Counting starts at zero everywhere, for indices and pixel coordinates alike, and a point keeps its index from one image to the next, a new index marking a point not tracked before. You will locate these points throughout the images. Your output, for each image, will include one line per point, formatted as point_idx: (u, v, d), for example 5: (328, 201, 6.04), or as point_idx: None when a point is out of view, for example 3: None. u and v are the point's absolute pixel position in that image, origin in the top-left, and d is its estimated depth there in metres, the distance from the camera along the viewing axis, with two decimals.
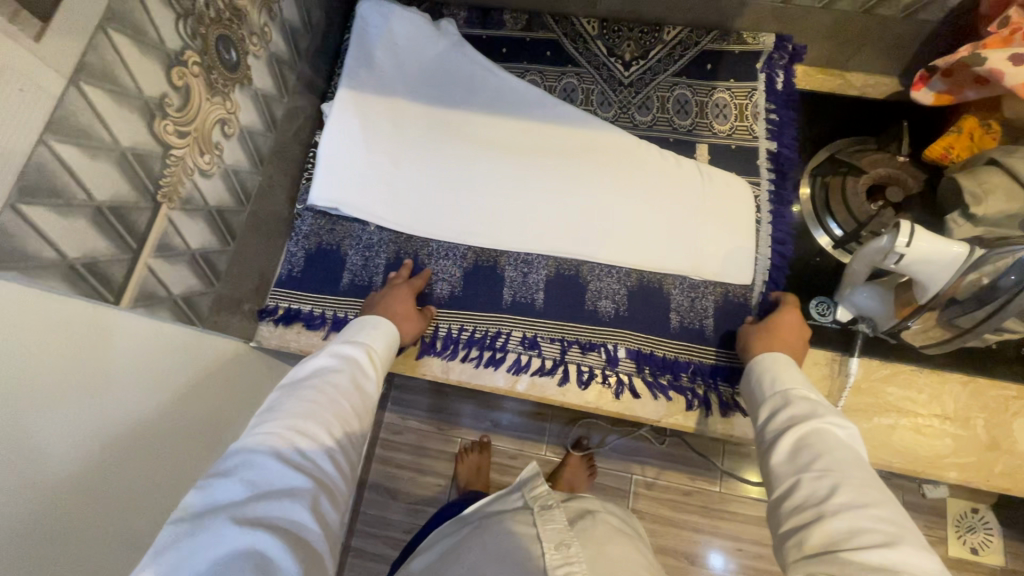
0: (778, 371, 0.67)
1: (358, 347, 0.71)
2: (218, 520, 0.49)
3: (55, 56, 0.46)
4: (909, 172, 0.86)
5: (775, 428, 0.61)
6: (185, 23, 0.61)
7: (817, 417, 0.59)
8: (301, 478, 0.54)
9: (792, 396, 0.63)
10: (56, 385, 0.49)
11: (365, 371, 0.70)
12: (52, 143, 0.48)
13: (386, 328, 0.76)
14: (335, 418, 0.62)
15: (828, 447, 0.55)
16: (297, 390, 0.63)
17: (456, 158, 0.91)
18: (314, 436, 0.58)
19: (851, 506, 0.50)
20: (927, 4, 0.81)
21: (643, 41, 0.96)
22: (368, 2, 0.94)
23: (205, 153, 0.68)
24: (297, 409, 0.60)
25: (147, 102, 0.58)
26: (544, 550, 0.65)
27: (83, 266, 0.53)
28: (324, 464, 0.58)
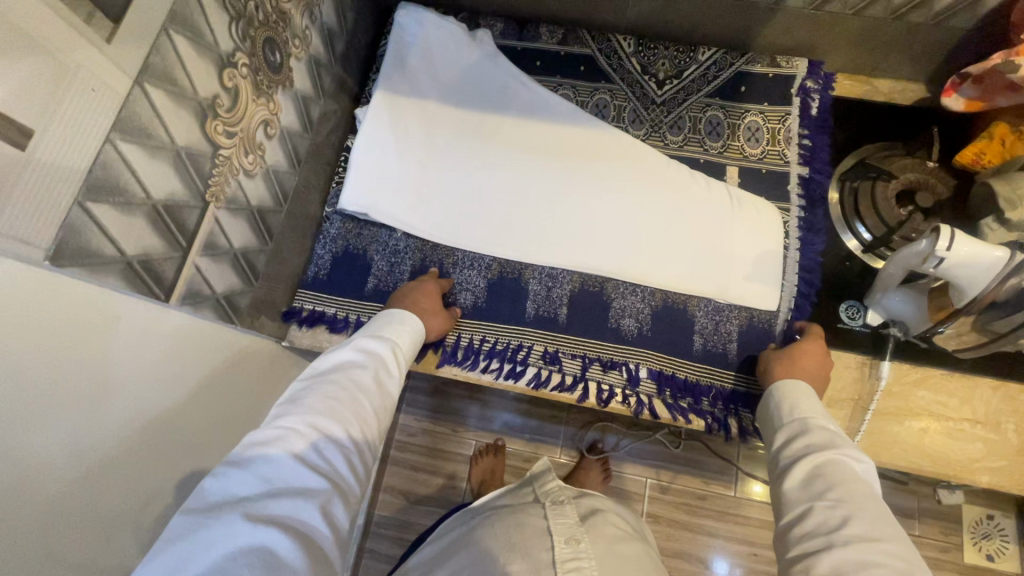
0: (797, 398, 0.67)
1: (381, 345, 0.71)
2: (231, 514, 0.47)
3: (123, 58, 0.47)
4: (938, 178, 0.86)
5: (790, 454, 0.61)
6: (237, 26, 0.62)
7: (834, 446, 0.59)
8: (314, 478, 0.53)
9: (811, 424, 0.63)
10: (100, 372, 0.50)
11: (386, 367, 0.69)
12: (118, 142, 0.49)
13: (408, 327, 0.76)
14: (355, 417, 0.61)
15: (846, 474, 0.55)
16: (319, 383, 0.62)
17: (483, 172, 0.92)
18: (333, 433, 0.57)
19: (862, 539, 0.50)
20: (959, 11, 0.82)
21: (677, 61, 0.97)
22: (406, 11, 0.96)
23: (249, 154, 0.69)
24: (319, 404, 0.59)
25: (201, 103, 0.58)
26: (555, 543, 0.65)
27: (140, 264, 0.54)
28: (340, 464, 0.56)
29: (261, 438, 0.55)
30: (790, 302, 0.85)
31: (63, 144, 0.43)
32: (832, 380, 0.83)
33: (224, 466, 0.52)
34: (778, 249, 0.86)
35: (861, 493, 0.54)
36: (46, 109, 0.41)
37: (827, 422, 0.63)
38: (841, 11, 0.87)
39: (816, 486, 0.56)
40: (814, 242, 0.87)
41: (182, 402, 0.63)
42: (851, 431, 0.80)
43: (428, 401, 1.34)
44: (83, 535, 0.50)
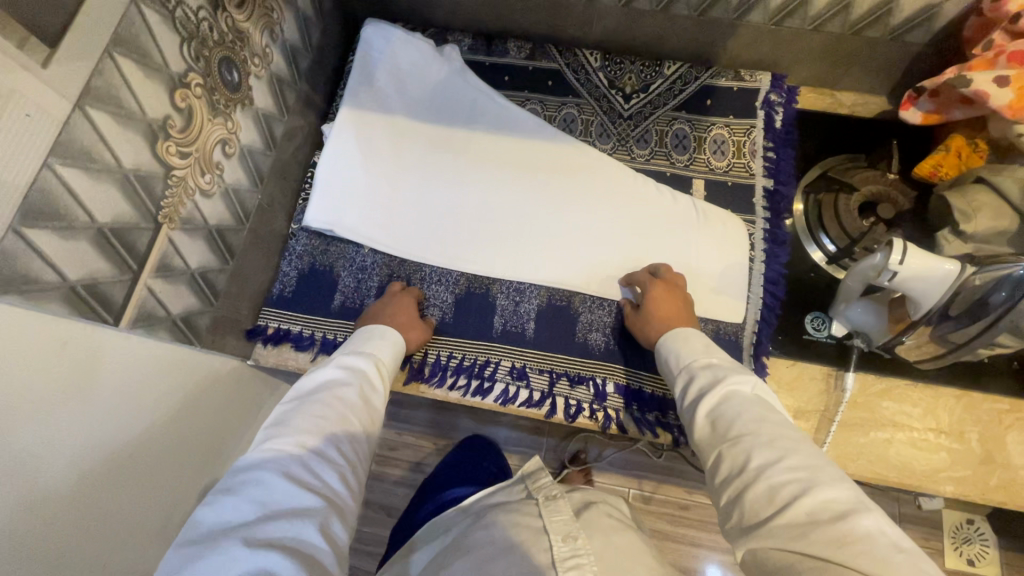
0: (682, 342, 0.71)
1: (364, 360, 0.70)
2: (228, 542, 0.46)
3: (62, 81, 0.47)
4: (899, 190, 0.88)
5: (690, 400, 0.65)
6: (189, 47, 0.62)
7: (731, 381, 0.62)
8: (312, 497, 0.52)
9: (696, 368, 0.67)
10: (61, 383, 0.49)
11: (372, 382, 0.68)
12: (56, 167, 0.48)
13: (391, 339, 0.75)
14: (344, 434, 0.60)
15: (742, 406, 0.58)
16: (305, 403, 0.61)
17: (452, 187, 0.92)
18: (324, 452, 0.56)
19: (770, 464, 0.51)
20: (914, 26, 0.84)
21: (644, 75, 0.98)
22: (373, 26, 0.96)
23: (206, 174, 0.68)
24: (305, 424, 0.58)
25: (150, 124, 0.58)
26: (553, 542, 0.63)
27: (85, 288, 0.54)
28: (335, 481, 0.55)
29: (249, 465, 0.53)
30: (757, 313, 0.85)
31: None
32: (800, 390, 0.83)
33: (215, 494, 0.50)
34: (744, 262, 0.86)
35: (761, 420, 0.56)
36: None
37: (709, 358, 0.67)
38: (801, 25, 0.88)
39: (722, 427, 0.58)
40: (779, 253, 0.87)
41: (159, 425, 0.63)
42: (818, 442, 0.80)
43: (408, 413, 1.33)
44: (72, 563, 0.52)
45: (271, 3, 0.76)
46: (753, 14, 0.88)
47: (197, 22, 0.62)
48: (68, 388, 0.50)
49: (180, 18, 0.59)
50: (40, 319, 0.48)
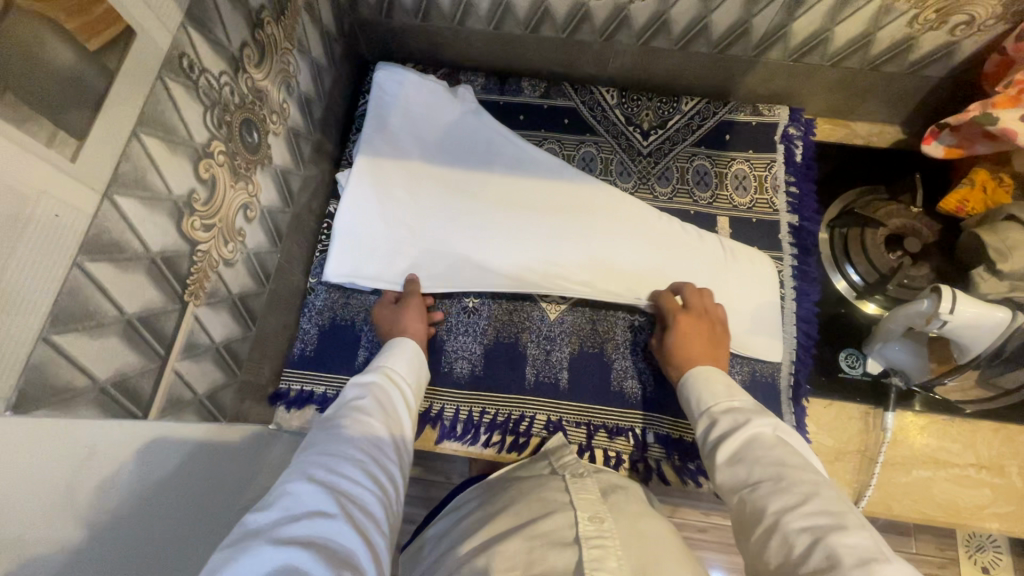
0: (704, 384, 0.68)
1: (379, 371, 0.69)
2: (253, 544, 0.43)
3: (91, 174, 0.43)
4: (924, 223, 0.88)
5: (709, 442, 0.62)
6: (212, 114, 0.58)
7: (753, 421, 0.60)
8: (335, 493, 0.48)
9: (717, 410, 0.64)
10: (111, 440, 0.49)
11: (388, 391, 0.66)
12: (85, 264, 0.44)
13: (405, 350, 0.74)
14: (365, 437, 0.57)
15: (764, 444, 0.57)
16: (325, 421, 0.59)
17: (473, 232, 0.88)
18: (345, 455, 0.54)
19: (788, 510, 0.49)
20: (933, 61, 0.84)
21: (661, 111, 0.97)
22: (384, 70, 0.94)
23: (229, 243, 0.65)
24: (325, 436, 0.56)
25: (175, 202, 0.54)
26: (578, 518, 0.59)
27: (113, 385, 0.50)
28: (360, 478, 0.52)
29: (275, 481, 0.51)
30: (792, 353, 0.84)
31: (23, 280, 0.39)
32: (839, 431, 0.82)
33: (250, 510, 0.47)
34: (776, 302, 0.85)
35: (788, 460, 0.54)
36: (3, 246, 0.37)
37: (730, 401, 0.64)
38: (820, 61, 0.88)
39: (741, 469, 0.56)
40: (809, 291, 0.87)
41: (187, 483, 0.57)
42: (862, 484, 0.79)
43: None
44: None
45: (287, 56, 0.72)
46: (773, 51, 0.87)
47: (219, 89, 0.58)
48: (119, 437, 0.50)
49: (204, 87, 0.56)
50: (68, 425, 0.44)
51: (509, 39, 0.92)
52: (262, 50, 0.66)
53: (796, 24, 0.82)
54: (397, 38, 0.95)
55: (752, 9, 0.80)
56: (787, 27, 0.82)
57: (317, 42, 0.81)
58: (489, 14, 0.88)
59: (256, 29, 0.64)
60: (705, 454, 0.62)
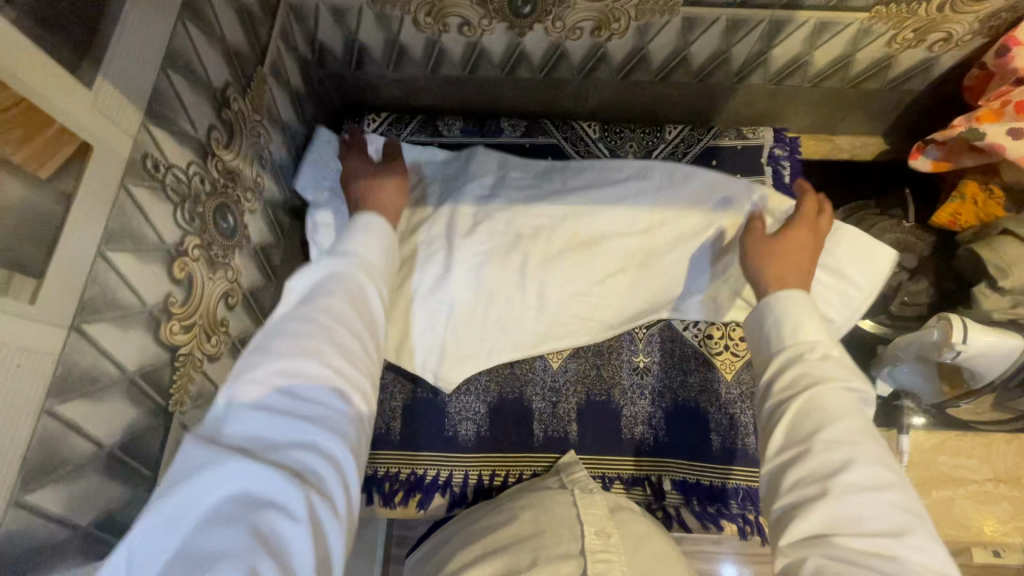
0: (802, 316, 0.56)
1: (346, 258, 0.57)
2: (212, 462, 0.40)
3: (57, 310, 0.40)
4: (917, 236, 0.87)
5: (792, 414, 0.50)
6: (183, 210, 0.54)
7: (854, 416, 0.49)
8: (299, 422, 0.44)
9: (810, 353, 0.54)
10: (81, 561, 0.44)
11: (362, 281, 0.55)
12: (56, 409, 0.40)
13: (374, 234, 0.60)
14: (330, 342, 0.49)
15: (858, 451, 0.46)
16: (287, 319, 0.50)
17: (428, 246, 0.79)
18: (305, 370, 0.46)
19: (861, 487, 0.45)
20: (913, 76, 0.84)
21: (645, 141, 0.95)
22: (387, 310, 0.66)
23: (212, 337, 0.60)
24: (280, 346, 0.47)
25: (151, 312, 0.50)
26: (584, 531, 0.56)
27: (99, 525, 0.46)
28: (322, 393, 0.46)
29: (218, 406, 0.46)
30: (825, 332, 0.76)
31: None
32: None
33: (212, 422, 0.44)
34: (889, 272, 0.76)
35: (884, 477, 0.46)
36: None
37: (824, 350, 0.54)
38: (801, 83, 0.87)
39: (825, 467, 0.46)
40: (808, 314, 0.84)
41: None
42: None
43: None
44: None
45: (257, 129, 0.69)
46: (753, 76, 0.86)
47: (189, 181, 0.55)
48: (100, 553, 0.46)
49: (171, 183, 0.52)
50: None
51: (484, 82, 0.89)
52: (230, 129, 0.62)
53: (776, 50, 0.81)
54: (367, 88, 0.91)
55: (731, 38, 0.79)
56: (766, 54, 0.81)
57: (286, 106, 0.77)
58: (463, 60, 0.85)
59: (222, 108, 0.60)
60: (776, 422, 0.51)
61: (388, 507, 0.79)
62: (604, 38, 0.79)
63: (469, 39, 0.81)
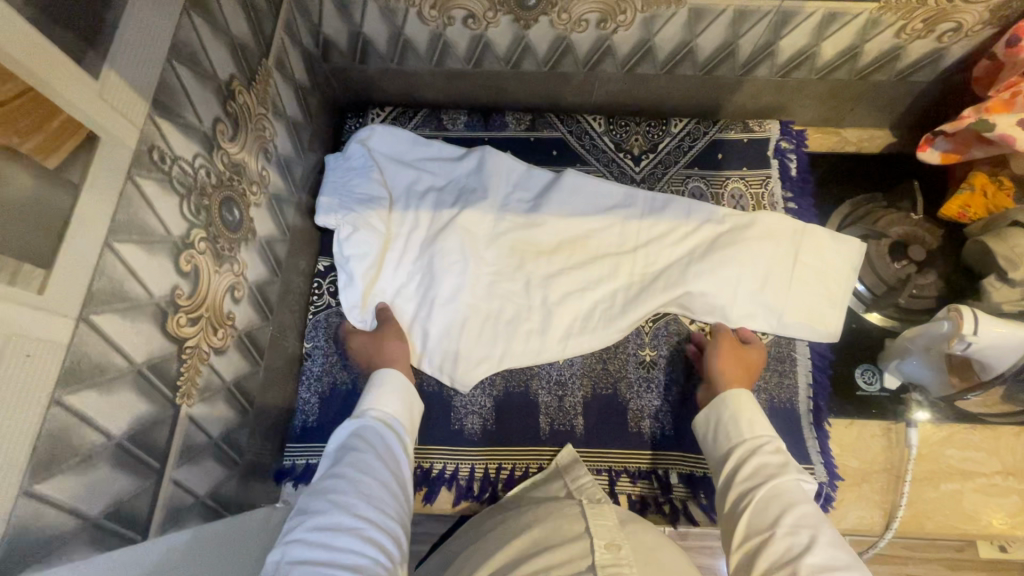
0: (751, 412, 0.65)
1: (367, 418, 0.64)
2: None
3: (64, 299, 0.39)
4: (925, 229, 0.87)
5: (757, 501, 0.55)
6: (188, 202, 0.54)
7: (809, 503, 0.53)
8: (337, 570, 0.46)
9: (765, 445, 0.61)
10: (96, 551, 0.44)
11: (385, 442, 0.62)
12: (66, 399, 0.40)
13: (390, 389, 0.68)
14: (361, 497, 0.53)
15: (819, 533, 0.50)
16: (321, 484, 0.55)
17: (446, 254, 0.82)
18: (339, 522, 0.50)
19: (826, 565, 0.46)
20: (921, 67, 0.83)
21: (650, 135, 0.94)
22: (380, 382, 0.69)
23: (218, 329, 0.61)
24: (316, 505, 0.52)
25: (158, 304, 0.50)
26: (594, 546, 0.55)
27: (107, 517, 0.46)
28: (359, 539, 0.49)
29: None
30: (805, 328, 0.81)
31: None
32: (863, 452, 0.81)
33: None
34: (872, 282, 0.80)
35: (847, 559, 0.47)
36: None
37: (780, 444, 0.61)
38: (808, 76, 0.86)
39: (790, 551, 0.49)
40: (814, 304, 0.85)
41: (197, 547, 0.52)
42: (892, 504, 0.78)
43: None
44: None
45: (262, 122, 0.68)
46: (759, 69, 0.85)
47: (194, 173, 0.54)
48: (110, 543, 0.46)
49: (177, 175, 0.52)
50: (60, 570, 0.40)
51: (488, 76, 0.89)
52: (236, 122, 0.62)
53: (783, 41, 0.80)
54: (371, 83, 0.91)
55: (738, 30, 0.78)
56: (774, 45, 0.81)
57: (290, 100, 0.77)
58: (468, 53, 0.84)
59: (227, 101, 0.60)
60: (739, 512, 0.55)
61: None
62: (610, 31, 0.79)
63: (474, 32, 0.80)
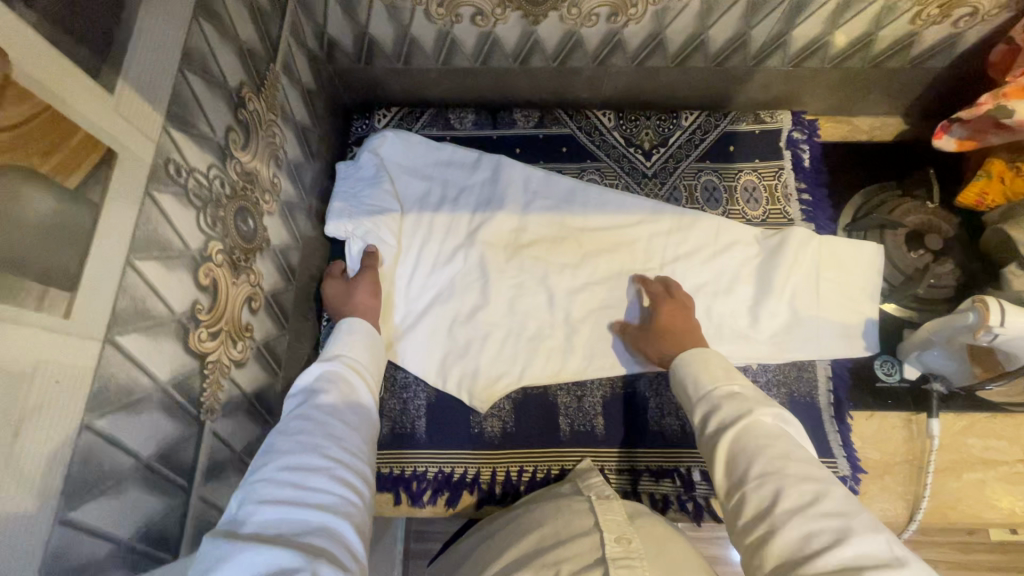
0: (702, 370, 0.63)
1: (337, 362, 0.63)
2: (238, 545, 0.41)
3: (90, 322, 0.39)
4: (941, 216, 0.86)
5: (725, 454, 0.53)
6: (205, 215, 0.53)
7: (782, 437, 0.52)
8: (307, 509, 0.45)
9: (716, 395, 0.59)
10: None
11: (352, 386, 0.61)
12: (94, 424, 0.40)
13: (359, 337, 0.68)
14: (329, 437, 0.52)
15: (783, 475, 0.48)
16: (287, 424, 0.54)
17: (464, 273, 0.86)
18: (307, 463, 0.49)
19: (797, 510, 0.45)
20: (936, 53, 0.82)
21: (660, 129, 0.93)
22: (347, 331, 0.69)
23: (238, 342, 0.60)
24: (283, 445, 0.50)
25: (180, 320, 0.49)
26: (603, 540, 0.55)
27: (140, 540, 0.45)
28: (328, 480, 0.48)
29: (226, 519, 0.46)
30: (840, 342, 0.82)
31: (32, 456, 0.35)
32: (885, 443, 0.81)
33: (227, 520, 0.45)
34: (876, 286, 0.84)
35: (814, 490, 0.46)
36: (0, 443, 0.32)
37: (730, 385, 0.59)
38: (820, 65, 0.85)
39: (763, 504, 0.47)
40: (853, 312, 0.83)
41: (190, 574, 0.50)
42: (916, 495, 0.78)
43: None
44: None
45: (272, 128, 0.67)
46: (771, 60, 0.84)
47: (209, 184, 0.53)
48: (143, 566, 0.45)
49: (194, 187, 0.51)
50: None
51: (495, 73, 0.87)
52: (247, 130, 0.61)
53: (796, 31, 0.79)
54: (377, 83, 0.90)
55: (750, 21, 0.77)
56: (787, 35, 0.79)
57: (299, 106, 0.76)
58: (475, 50, 0.83)
59: (238, 109, 0.59)
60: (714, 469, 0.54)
61: (416, 506, 0.79)
62: (620, 24, 0.77)
63: (481, 29, 0.79)
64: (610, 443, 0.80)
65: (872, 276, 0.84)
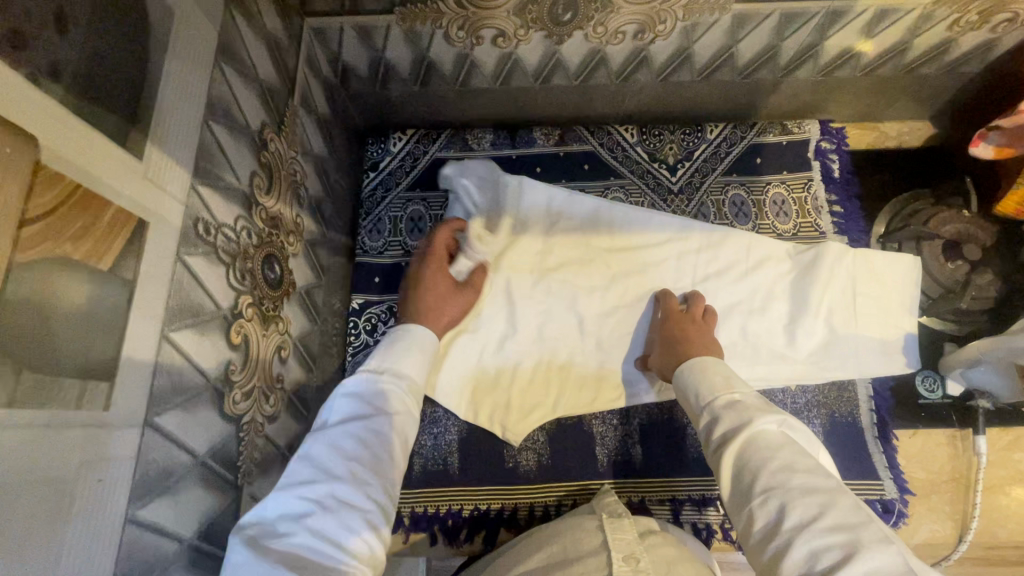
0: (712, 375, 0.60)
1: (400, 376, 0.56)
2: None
3: (129, 408, 0.36)
4: (978, 225, 0.84)
5: (730, 466, 0.50)
6: (235, 270, 0.50)
7: (791, 446, 0.49)
8: (328, 556, 0.40)
9: (716, 402, 0.56)
10: None
11: (409, 409, 0.55)
12: (137, 515, 0.37)
13: (425, 352, 0.60)
14: (374, 472, 0.47)
15: (788, 490, 0.45)
16: (336, 437, 0.49)
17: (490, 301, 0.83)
18: (345, 498, 0.44)
19: (804, 522, 0.43)
20: (971, 58, 0.79)
21: (685, 142, 0.91)
22: (416, 338, 0.61)
23: (269, 396, 0.57)
24: (328, 466, 0.46)
25: (214, 386, 0.46)
26: (610, 560, 0.50)
27: None
28: (358, 525, 0.43)
29: (256, 522, 0.43)
30: (881, 359, 0.80)
31: (78, 559, 0.32)
32: (929, 460, 0.79)
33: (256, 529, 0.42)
34: (913, 298, 0.82)
35: (819, 503, 0.44)
36: (43, 558, 0.30)
37: (730, 393, 0.56)
38: (851, 74, 0.82)
39: (770, 521, 0.45)
40: (893, 326, 0.81)
41: None
42: (966, 514, 0.77)
43: None
44: None
45: (294, 166, 0.64)
46: (802, 69, 0.81)
47: (238, 237, 0.50)
48: None
49: (223, 243, 0.48)
50: None
51: (515, 92, 0.84)
52: (270, 173, 0.58)
53: (829, 41, 0.76)
54: (393, 107, 0.86)
55: (783, 33, 0.74)
56: (818, 46, 0.77)
57: (317, 138, 0.73)
58: (495, 71, 0.80)
59: (261, 151, 0.56)
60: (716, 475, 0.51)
61: (454, 546, 0.76)
62: (647, 41, 0.75)
63: (503, 50, 0.76)
64: (651, 473, 0.77)
65: (910, 289, 0.82)
